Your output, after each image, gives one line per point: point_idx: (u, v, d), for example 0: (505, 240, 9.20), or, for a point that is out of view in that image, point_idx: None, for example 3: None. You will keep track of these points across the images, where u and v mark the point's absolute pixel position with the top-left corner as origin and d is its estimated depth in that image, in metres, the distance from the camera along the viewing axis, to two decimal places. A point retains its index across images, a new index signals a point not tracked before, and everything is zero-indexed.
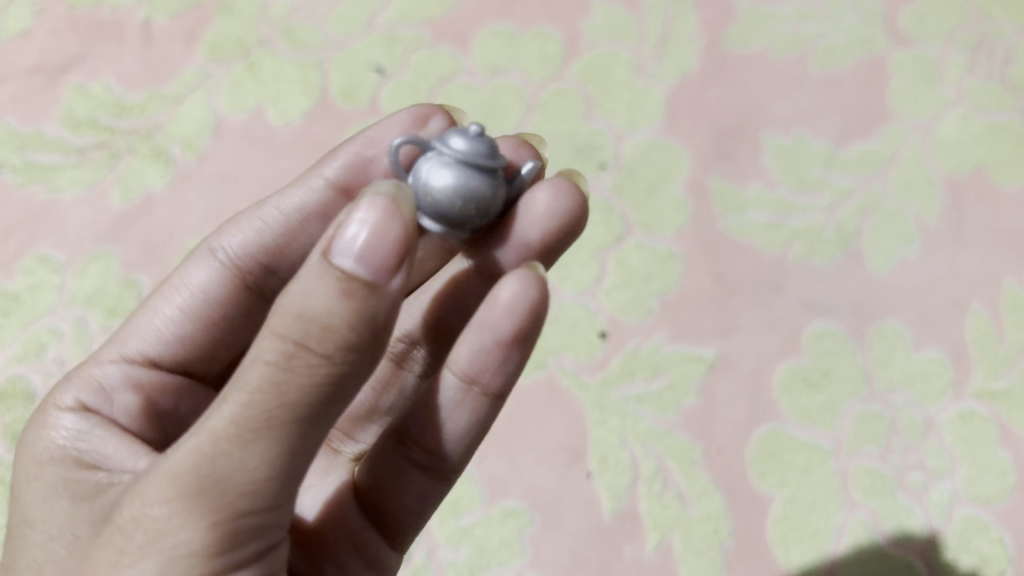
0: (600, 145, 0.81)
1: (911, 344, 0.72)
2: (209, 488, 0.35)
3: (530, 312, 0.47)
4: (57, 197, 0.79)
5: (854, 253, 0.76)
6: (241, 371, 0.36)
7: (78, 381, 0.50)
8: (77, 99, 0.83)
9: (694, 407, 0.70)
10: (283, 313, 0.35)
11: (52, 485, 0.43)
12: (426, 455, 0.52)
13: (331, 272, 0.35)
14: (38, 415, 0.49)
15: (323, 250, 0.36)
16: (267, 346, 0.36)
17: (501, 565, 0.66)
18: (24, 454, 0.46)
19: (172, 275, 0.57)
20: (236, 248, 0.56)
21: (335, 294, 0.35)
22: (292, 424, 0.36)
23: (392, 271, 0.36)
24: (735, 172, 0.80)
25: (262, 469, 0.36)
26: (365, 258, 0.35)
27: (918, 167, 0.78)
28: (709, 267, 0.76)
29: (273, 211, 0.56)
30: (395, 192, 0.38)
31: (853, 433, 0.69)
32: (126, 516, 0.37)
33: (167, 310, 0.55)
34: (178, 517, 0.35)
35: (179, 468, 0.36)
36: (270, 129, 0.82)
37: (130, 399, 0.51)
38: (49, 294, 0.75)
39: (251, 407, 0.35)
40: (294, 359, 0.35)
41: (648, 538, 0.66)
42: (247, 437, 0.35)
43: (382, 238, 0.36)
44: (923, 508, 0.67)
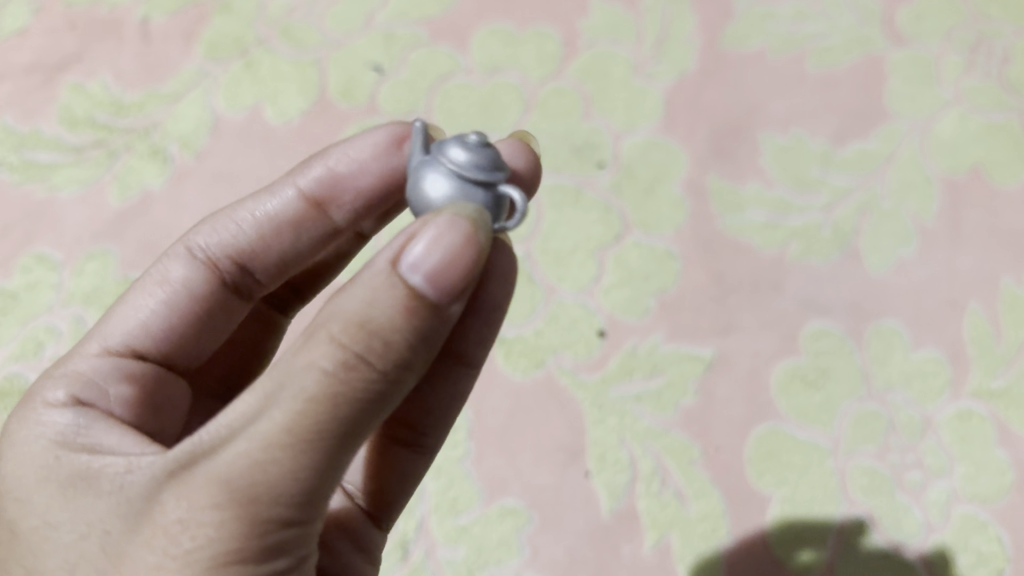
0: (598, 145, 0.81)
1: (909, 343, 0.72)
2: (259, 497, 0.36)
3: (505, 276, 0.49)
4: (55, 195, 0.79)
5: (852, 253, 0.76)
6: (288, 375, 0.36)
7: (64, 377, 0.49)
8: (75, 98, 0.83)
9: (692, 406, 0.70)
10: (344, 321, 0.36)
11: (65, 484, 0.42)
12: (411, 434, 0.56)
13: (395, 285, 0.36)
14: (24, 408, 0.47)
15: (389, 259, 0.36)
16: (321, 354, 0.36)
17: (499, 564, 0.66)
18: (24, 455, 0.44)
19: (147, 272, 0.55)
20: (209, 243, 0.55)
21: (396, 308, 0.36)
22: (344, 435, 0.36)
23: (456, 291, 0.37)
24: (732, 171, 0.80)
25: (310, 477, 0.36)
26: (436, 277, 0.36)
27: (916, 167, 0.79)
28: (707, 266, 0.76)
29: (249, 214, 0.56)
30: (476, 216, 0.38)
31: (851, 432, 0.69)
32: (170, 517, 0.37)
33: (147, 303, 0.54)
34: (228, 525, 0.36)
35: (228, 476, 0.36)
36: (268, 128, 0.82)
37: (124, 390, 0.50)
38: (46, 292, 0.75)
39: (305, 418, 0.35)
40: (352, 372, 0.36)
41: (646, 537, 0.66)
42: (299, 447, 0.35)
43: (457, 258, 0.37)
44: (921, 507, 0.67)
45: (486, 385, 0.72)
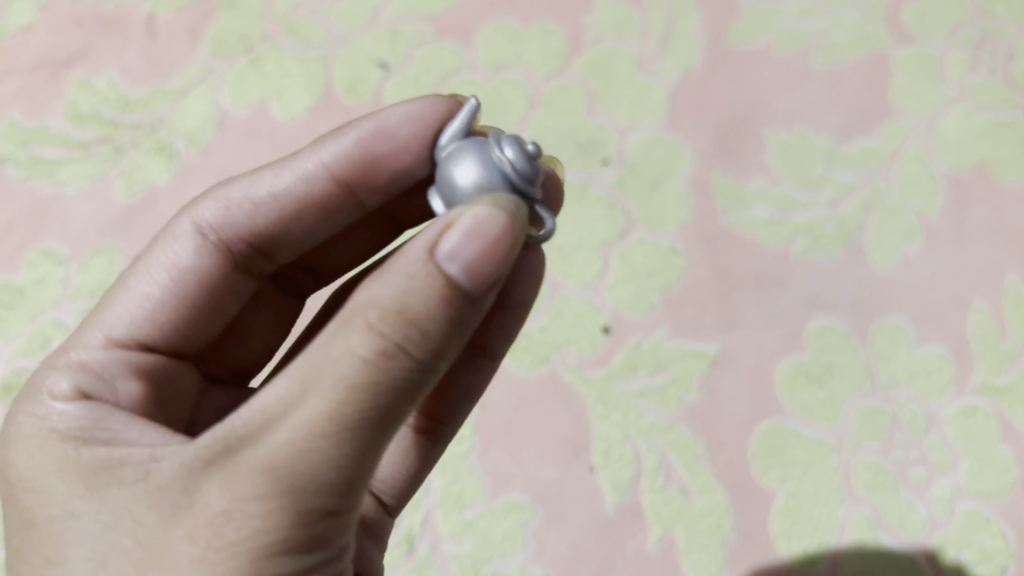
0: (602, 141, 0.81)
1: (913, 339, 0.73)
2: (303, 488, 0.36)
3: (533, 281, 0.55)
4: (61, 191, 0.79)
5: (857, 250, 0.76)
6: (324, 364, 0.36)
7: (68, 368, 0.49)
8: (81, 93, 0.84)
9: (696, 401, 0.70)
10: (380, 310, 0.36)
11: (86, 476, 0.42)
12: (430, 422, 0.59)
13: (432, 275, 0.36)
14: (28, 400, 0.47)
15: (427, 246, 0.36)
16: (358, 342, 0.36)
17: (504, 558, 0.66)
18: (39, 449, 0.44)
19: (152, 247, 0.55)
20: (218, 220, 0.54)
21: (433, 299, 0.36)
22: (385, 422, 0.37)
23: (492, 282, 0.37)
24: (737, 168, 0.80)
25: (351, 465, 0.37)
26: (471, 266, 0.36)
27: (920, 164, 0.79)
28: (712, 262, 0.76)
29: (265, 190, 0.55)
30: (512, 208, 0.39)
31: (856, 428, 0.69)
32: (212, 507, 0.38)
33: (153, 290, 0.54)
34: (274, 515, 0.37)
35: (271, 464, 0.36)
36: (274, 125, 0.82)
37: (133, 386, 0.50)
38: (53, 287, 0.75)
39: (346, 408, 0.36)
40: (391, 360, 0.36)
41: (651, 532, 0.67)
42: (342, 436, 0.36)
43: (494, 248, 0.37)
44: (925, 503, 0.67)
45: (491, 381, 0.72)
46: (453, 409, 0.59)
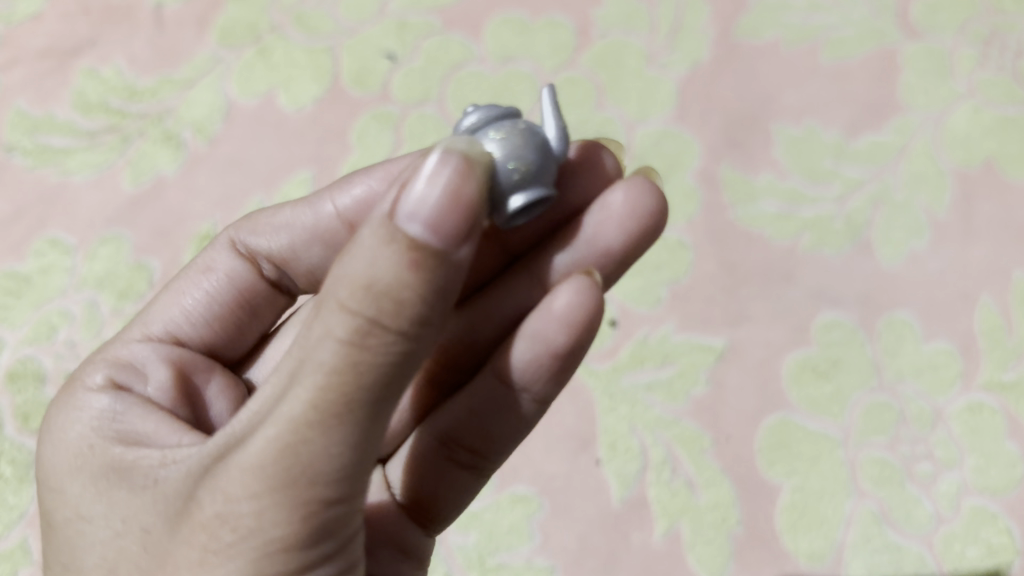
0: (610, 135, 0.81)
1: (920, 335, 0.72)
2: (296, 480, 0.36)
3: (585, 323, 0.48)
4: (69, 180, 0.79)
5: (864, 245, 0.76)
6: (310, 352, 0.36)
7: (102, 362, 0.51)
8: (88, 82, 0.83)
9: (703, 395, 0.70)
10: (351, 285, 0.35)
11: (100, 475, 0.44)
12: (470, 456, 0.54)
13: (395, 239, 0.35)
14: (65, 395, 0.50)
15: (388, 210, 0.35)
16: (336, 323, 0.36)
17: (510, 550, 0.67)
18: (63, 443, 0.46)
19: (199, 256, 0.59)
20: (255, 240, 0.58)
21: (403, 264, 0.35)
22: (374, 401, 0.36)
23: (460, 238, 0.35)
24: (745, 162, 0.80)
25: (343, 455, 0.36)
26: (433, 218, 0.35)
27: (928, 159, 0.78)
28: (719, 256, 0.76)
29: (289, 221, 0.57)
30: (469, 147, 0.37)
31: (862, 423, 0.69)
32: (206, 515, 0.38)
33: (191, 293, 0.58)
34: (265, 514, 0.37)
35: (258, 462, 0.36)
36: (281, 115, 0.82)
37: (162, 371, 0.52)
38: (59, 276, 0.75)
39: (330, 391, 0.35)
40: (370, 337, 0.35)
41: (657, 526, 0.67)
42: (329, 422, 0.36)
43: (458, 202, 0.35)
44: (931, 499, 0.67)
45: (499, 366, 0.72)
46: (498, 445, 0.54)
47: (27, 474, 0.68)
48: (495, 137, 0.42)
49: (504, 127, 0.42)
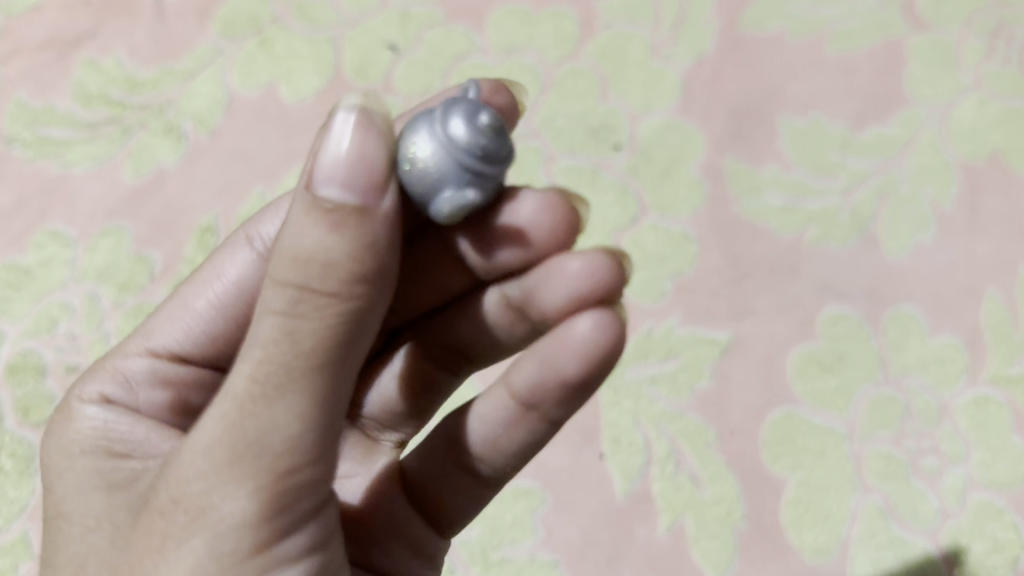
0: (614, 126, 0.80)
1: (926, 329, 0.72)
2: (244, 454, 0.36)
3: (602, 359, 0.45)
4: (69, 171, 0.79)
5: (870, 238, 0.75)
6: (252, 328, 0.36)
7: (102, 374, 0.52)
8: (89, 73, 0.83)
9: (707, 389, 0.70)
10: (281, 258, 0.35)
11: (87, 476, 0.45)
12: (475, 462, 0.51)
13: (318, 207, 0.35)
14: (63, 406, 0.50)
15: (304, 182, 0.35)
16: (272, 297, 0.35)
17: (513, 544, 0.66)
18: (56, 444, 0.48)
19: (210, 261, 0.55)
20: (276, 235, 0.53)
21: (326, 230, 0.35)
22: (316, 371, 0.36)
23: (379, 190, 0.35)
24: (750, 154, 0.79)
25: (291, 426, 0.36)
26: (351, 183, 0.35)
27: (934, 152, 0.78)
28: (724, 249, 0.75)
29: None
30: (367, 101, 0.37)
31: (867, 417, 0.69)
32: (166, 497, 0.38)
33: (200, 304, 0.53)
34: (218, 489, 0.36)
35: (210, 439, 0.36)
36: (283, 107, 0.82)
37: (158, 394, 0.52)
38: (60, 269, 0.75)
39: (268, 362, 0.35)
40: (302, 304, 0.35)
41: (661, 520, 0.66)
42: (269, 393, 0.35)
43: (365, 160, 0.35)
44: (937, 493, 0.67)
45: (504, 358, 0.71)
46: (509, 454, 0.50)
47: (28, 468, 0.68)
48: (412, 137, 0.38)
49: (422, 144, 0.37)
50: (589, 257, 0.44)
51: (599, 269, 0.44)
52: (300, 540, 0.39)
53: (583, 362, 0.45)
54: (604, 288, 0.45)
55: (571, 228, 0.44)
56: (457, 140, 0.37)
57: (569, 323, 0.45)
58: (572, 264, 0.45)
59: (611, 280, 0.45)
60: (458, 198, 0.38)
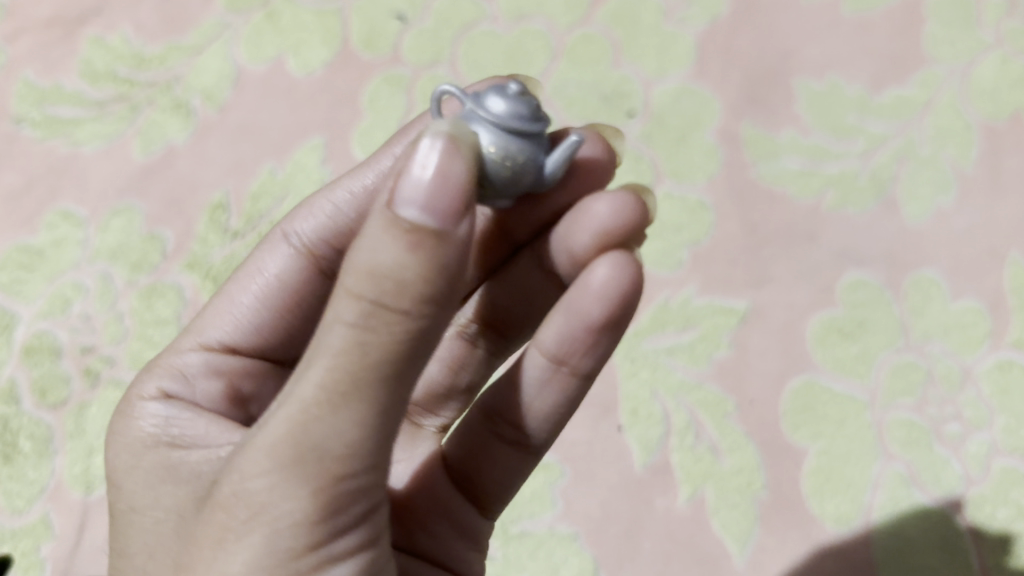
0: (628, 93, 0.79)
1: (947, 293, 0.71)
2: (306, 456, 0.35)
3: (622, 299, 0.45)
4: (78, 150, 0.78)
5: (889, 202, 0.74)
6: (321, 334, 0.35)
7: (160, 373, 0.51)
8: (95, 51, 0.82)
9: (726, 358, 0.69)
10: (356, 271, 0.34)
11: (153, 472, 0.45)
12: (515, 432, 0.50)
13: (396, 225, 0.34)
14: (124, 406, 0.50)
15: (385, 201, 0.34)
16: (344, 308, 0.34)
17: (532, 518, 0.66)
18: (119, 444, 0.48)
19: (251, 259, 0.56)
20: (308, 228, 0.54)
21: (403, 248, 0.34)
22: (384, 381, 0.35)
23: (459, 215, 0.34)
24: (767, 119, 0.78)
25: (353, 432, 0.35)
26: (433, 207, 0.34)
27: (954, 113, 0.76)
28: (741, 216, 0.74)
29: (345, 194, 0.54)
30: (454, 131, 0.36)
31: (888, 383, 0.68)
32: (228, 495, 0.37)
33: (245, 298, 0.55)
34: (280, 489, 0.35)
35: (272, 441, 0.35)
36: (291, 80, 0.81)
37: (213, 385, 0.52)
38: (72, 249, 0.74)
39: (337, 372, 0.34)
40: (373, 319, 0.34)
41: (680, 491, 0.65)
42: (335, 400, 0.34)
43: (449, 182, 0.34)
44: (960, 460, 0.66)
45: None
46: (546, 418, 0.49)
47: (47, 450, 0.67)
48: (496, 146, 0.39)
49: (507, 142, 0.39)
50: (618, 197, 0.46)
51: (626, 205, 0.46)
52: (351, 541, 0.38)
53: (607, 304, 0.46)
54: (632, 227, 0.46)
55: (602, 166, 0.49)
56: (501, 113, 0.39)
57: (589, 268, 0.45)
58: (600, 205, 0.46)
59: (636, 220, 0.46)
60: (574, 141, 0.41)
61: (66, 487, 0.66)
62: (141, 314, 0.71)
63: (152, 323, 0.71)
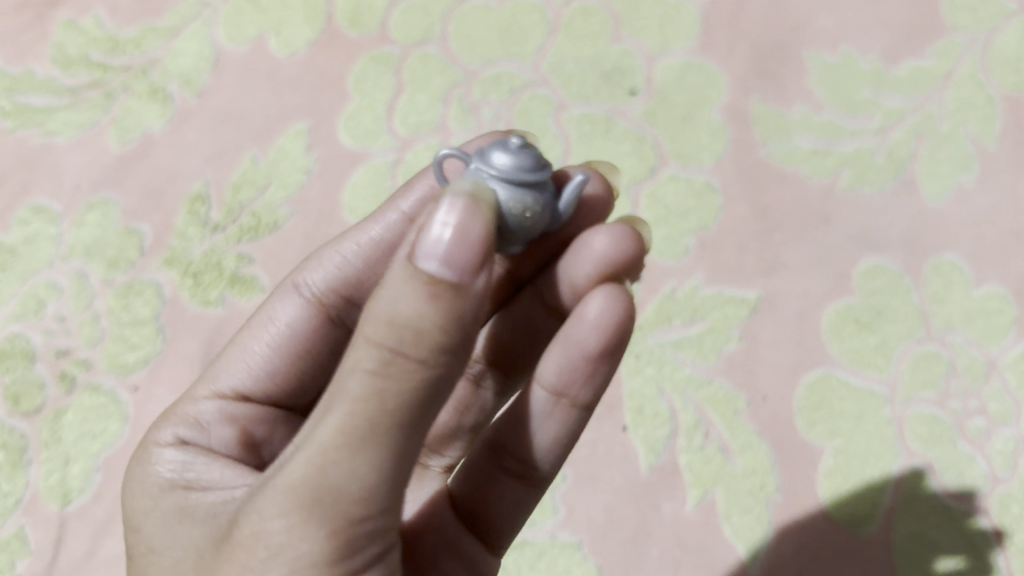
0: (629, 70, 0.75)
1: (970, 279, 0.67)
2: (324, 500, 0.32)
3: (617, 330, 0.43)
4: (51, 141, 0.74)
5: (907, 181, 0.70)
6: (339, 381, 0.33)
7: (174, 420, 0.48)
8: (68, 35, 0.78)
9: (736, 352, 0.65)
10: (374, 319, 0.32)
11: (168, 515, 0.41)
12: (521, 465, 0.47)
13: (416, 277, 0.32)
14: (139, 453, 0.46)
15: (406, 255, 0.33)
16: (363, 355, 0.32)
17: (532, 526, 0.62)
18: (136, 485, 0.45)
19: (260, 310, 0.53)
20: (320, 277, 0.52)
21: (423, 297, 0.32)
22: (403, 427, 0.32)
23: (477, 268, 0.32)
24: (777, 95, 0.73)
25: (371, 477, 0.32)
26: (455, 261, 0.32)
27: (976, 85, 0.72)
28: (750, 199, 0.70)
29: (355, 244, 0.52)
30: (475, 190, 0.34)
31: (909, 376, 0.64)
32: (242, 539, 0.34)
33: (257, 346, 0.52)
34: (298, 530, 0.32)
35: (290, 482, 0.33)
36: (273, 61, 0.77)
37: (227, 430, 0.48)
38: (46, 246, 0.70)
39: (355, 417, 0.32)
40: (391, 366, 0.32)
41: (689, 495, 0.62)
42: (354, 445, 0.32)
43: (468, 239, 0.32)
44: (985, 458, 0.62)
45: None
46: (550, 449, 0.47)
47: (21, 459, 0.64)
48: (517, 198, 0.37)
49: (525, 194, 0.38)
50: (617, 228, 0.44)
51: (624, 234, 0.44)
52: None
53: (606, 336, 0.44)
54: (631, 257, 0.44)
55: (605, 203, 0.48)
56: (510, 167, 0.37)
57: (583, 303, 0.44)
58: (600, 238, 0.44)
59: (637, 249, 0.44)
60: (580, 179, 0.41)
61: (41, 498, 0.62)
62: (118, 313, 0.67)
63: (129, 323, 0.67)
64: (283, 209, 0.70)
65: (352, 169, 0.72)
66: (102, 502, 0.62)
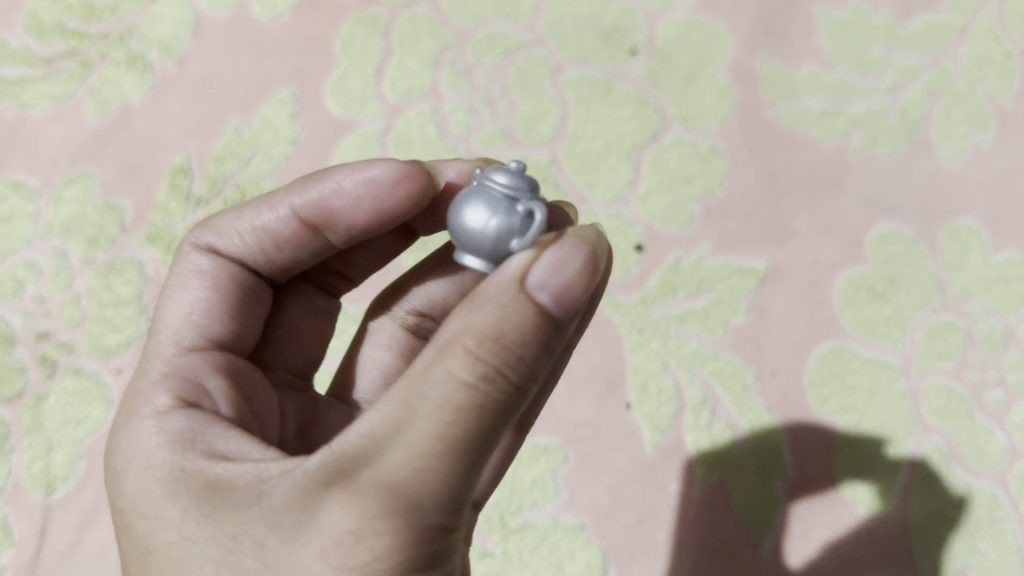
0: (629, 28, 0.72)
1: (987, 245, 0.64)
2: (415, 511, 0.31)
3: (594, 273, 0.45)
4: (27, 114, 0.71)
5: (921, 143, 0.67)
6: (426, 385, 0.31)
7: (157, 380, 0.41)
8: (42, 2, 0.74)
9: (744, 324, 0.63)
10: (477, 334, 0.31)
11: (194, 502, 0.35)
12: None
13: (526, 304, 0.31)
14: (134, 424, 0.39)
15: (503, 279, 0.32)
16: (460, 365, 0.30)
17: (533, 508, 0.60)
18: (144, 466, 0.37)
19: (181, 256, 0.47)
20: (226, 244, 0.47)
21: (529, 322, 0.31)
22: (491, 447, 0.32)
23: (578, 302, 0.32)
24: (785, 53, 0.70)
25: (458, 492, 0.31)
26: (563, 294, 0.32)
27: (992, 40, 0.68)
28: (758, 164, 0.67)
29: (250, 225, 0.46)
30: (593, 237, 0.34)
31: (924, 347, 0.61)
32: (306, 547, 0.32)
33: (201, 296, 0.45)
34: (385, 540, 0.31)
35: (379, 489, 0.31)
36: (256, 26, 0.73)
37: (219, 388, 0.42)
38: (24, 224, 0.68)
39: (459, 428, 0.30)
40: (494, 382, 0.31)
41: (696, 475, 0.60)
42: (452, 458, 0.30)
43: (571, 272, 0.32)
44: (1004, 431, 0.59)
45: None
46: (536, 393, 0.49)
47: (3, 447, 0.61)
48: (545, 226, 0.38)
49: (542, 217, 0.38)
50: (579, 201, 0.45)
51: None
52: None
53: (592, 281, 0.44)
54: None
55: None
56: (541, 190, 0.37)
57: None
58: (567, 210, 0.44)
59: None
60: None
61: (25, 487, 0.60)
62: (100, 294, 0.65)
63: (111, 304, 0.64)
64: (268, 182, 0.67)
65: (339, 139, 0.69)
66: (87, 490, 0.60)
